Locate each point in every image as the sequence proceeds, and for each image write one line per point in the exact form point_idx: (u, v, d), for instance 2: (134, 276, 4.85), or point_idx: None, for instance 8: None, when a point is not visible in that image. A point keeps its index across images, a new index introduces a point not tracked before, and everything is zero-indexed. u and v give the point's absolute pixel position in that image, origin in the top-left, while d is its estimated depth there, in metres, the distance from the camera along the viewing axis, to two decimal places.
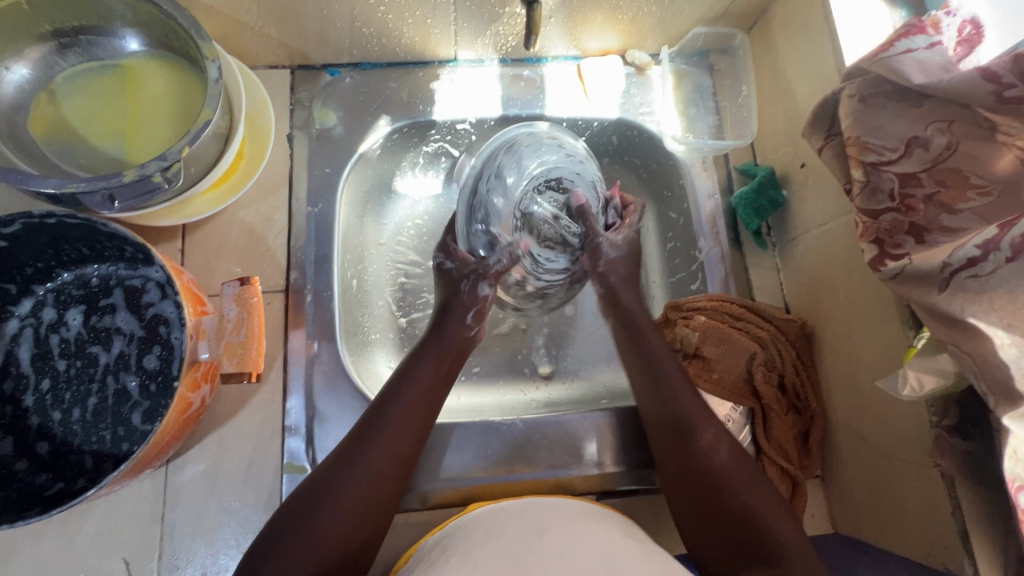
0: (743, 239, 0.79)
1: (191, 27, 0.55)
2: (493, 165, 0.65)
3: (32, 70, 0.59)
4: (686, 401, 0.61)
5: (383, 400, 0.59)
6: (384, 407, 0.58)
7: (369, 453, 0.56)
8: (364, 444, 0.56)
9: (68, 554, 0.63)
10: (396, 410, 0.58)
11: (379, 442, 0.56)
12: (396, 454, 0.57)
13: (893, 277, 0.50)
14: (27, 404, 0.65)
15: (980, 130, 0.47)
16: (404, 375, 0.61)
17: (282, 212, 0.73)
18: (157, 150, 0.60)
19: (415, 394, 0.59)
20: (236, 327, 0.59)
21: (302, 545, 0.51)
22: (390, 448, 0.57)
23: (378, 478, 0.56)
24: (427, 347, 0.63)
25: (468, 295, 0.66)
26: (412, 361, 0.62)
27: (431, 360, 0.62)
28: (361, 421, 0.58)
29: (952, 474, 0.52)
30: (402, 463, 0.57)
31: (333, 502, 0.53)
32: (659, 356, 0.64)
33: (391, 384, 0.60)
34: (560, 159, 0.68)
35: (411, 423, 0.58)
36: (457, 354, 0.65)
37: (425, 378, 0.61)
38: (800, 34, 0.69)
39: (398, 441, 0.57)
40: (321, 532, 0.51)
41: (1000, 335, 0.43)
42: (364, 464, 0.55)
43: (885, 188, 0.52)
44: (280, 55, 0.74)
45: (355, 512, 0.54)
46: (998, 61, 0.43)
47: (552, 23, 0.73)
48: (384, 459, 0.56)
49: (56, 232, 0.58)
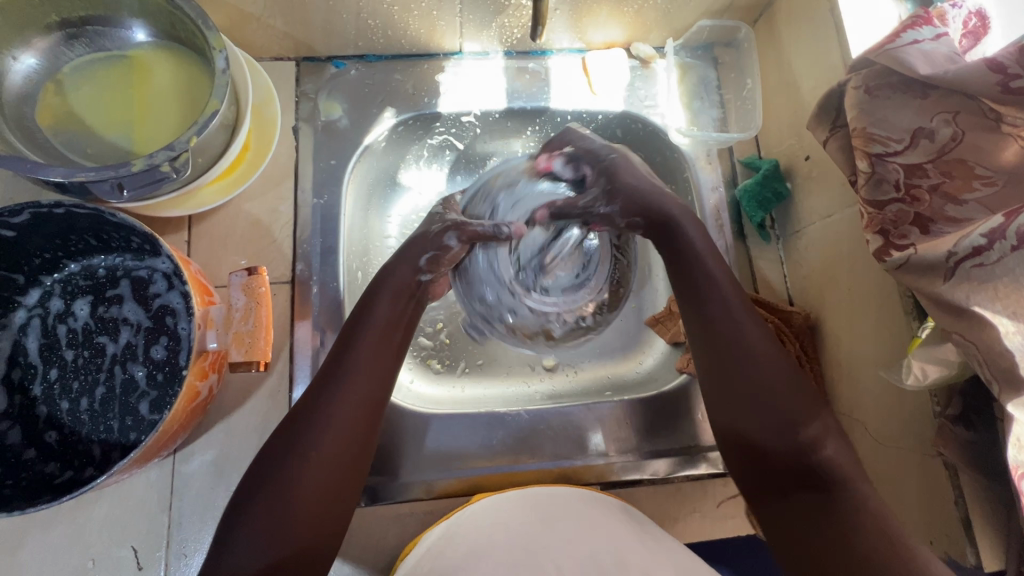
0: (747, 232, 0.79)
1: (198, 17, 0.55)
2: (474, 293, 0.70)
3: (39, 60, 0.59)
4: (767, 365, 0.53)
5: (340, 347, 0.56)
6: (343, 354, 0.55)
7: (334, 401, 0.52)
8: (329, 392, 0.52)
9: (77, 542, 0.63)
10: (356, 355, 0.55)
11: (343, 387, 0.53)
12: (362, 401, 0.53)
13: (897, 267, 0.51)
14: (34, 394, 0.66)
15: (986, 121, 0.47)
16: (359, 317, 0.58)
17: (288, 204, 0.73)
18: (164, 139, 0.60)
19: (373, 339, 0.57)
20: (244, 317, 0.59)
21: (279, 503, 0.47)
22: (358, 388, 0.53)
23: (349, 430, 0.51)
24: (380, 289, 0.61)
25: (433, 236, 0.65)
26: (364, 305, 0.59)
27: (386, 300, 0.60)
28: (319, 372, 0.55)
29: (955, 463, 0.52)
30: (377, 405, 0.54)
31: (304, 454, 0.49)
32: (722, 281, 0.58)
33: (346, 331, 0.58)
34: (499, 206, 0.69)
35: (374, 368, 0.55)
36: (410, 297, 0.63)
37: (381, 319, 0.59)
38: (805, 27, 0.69)
39: (362, 386, 0.54)
40: (298, 489, 0.48)
41: (1005, 323, 0.43)
42: (330, 414, 0.51)
43: (891, 179, 0.52)
44: (285, 46, 0.74)
45: (330, 466, 0.49)
46: (1005, 52, 0.44)
47: (558, 15, 0.73)
48: (352, 408, 0.52)
49: (63, 222, 0.59)
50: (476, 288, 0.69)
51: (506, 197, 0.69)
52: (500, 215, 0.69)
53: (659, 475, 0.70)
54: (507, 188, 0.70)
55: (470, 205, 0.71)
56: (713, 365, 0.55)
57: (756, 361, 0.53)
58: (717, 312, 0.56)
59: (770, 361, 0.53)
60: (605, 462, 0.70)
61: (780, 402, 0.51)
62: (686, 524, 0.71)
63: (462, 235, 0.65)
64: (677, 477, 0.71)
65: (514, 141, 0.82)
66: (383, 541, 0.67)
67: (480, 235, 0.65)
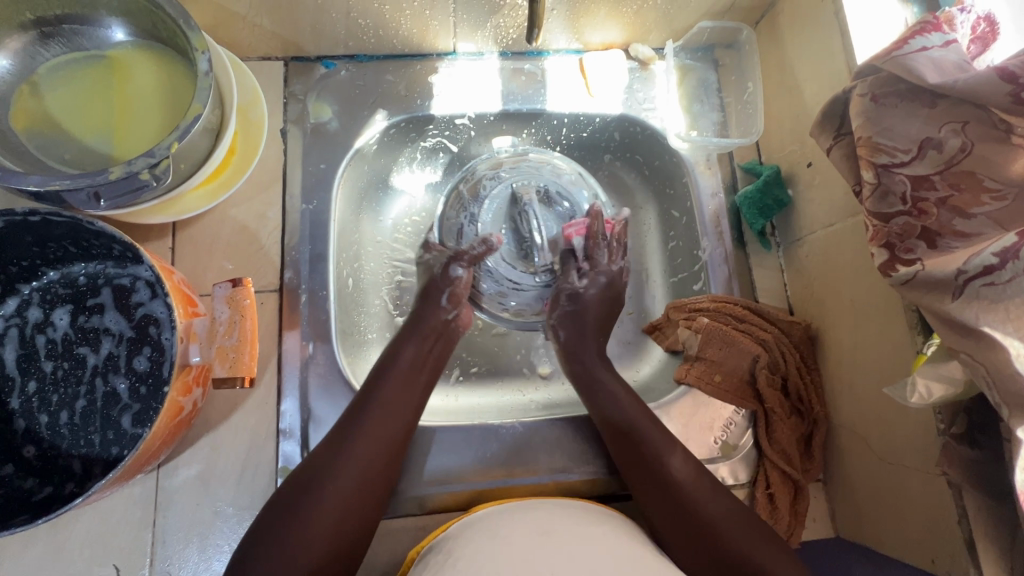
0: (747, 239, 0.77)
1: (179, 17, 0.53)
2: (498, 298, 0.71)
3: (14, 61, 0.57)
4: (629, 406, 0.63)
5: (368, 387, 0.59)
6: (369, 394, 0.59)
7: (357, 439, 0.56)
8: (350, 432, 0.56)
9: (57, 560, 0.62)
10: (381, 396, 0.59)
11: (364, 427, 0.57)
12: (382, 440, 0.57)
13: (903, 282, 0.50)
14: (12, 406, 0.64)
15: (995, 131, 0.45)
16: (389, 359, 0.62)
17: (276, 209, 0.71)
18: (145, 144, 0.57)
19: (397, 382, 0.60)
20: (228, 330, 0.57)
21: (296, 533, 0.50)
22: (383, 428, 0.57)
23: (368, 466, 0.55)
24: (409, 333, 0.64)
25: (441, 277, 0.66)
26: (393, 347, 0.63)
27: (415, 341, 0.63)
28: (347, 410, 0.58)
29: (959, 482, 0.51)
30: (399, 446, 0.58)
31: (323, 488, 0.53)
32: (615, 389, 0.64)
33: (374, 373, 0.61)
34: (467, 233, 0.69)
35: (393, 410, 0.58)
36: (438, 337, 0.65)
37: (408, 360, 0.62)
38: (809, 30, 0.67)
39: (383, 426, 0.57)
40: (313, 520, 0.51)
41: (1016, 345, 0.42)
42: (350, 451, 0.55)
43: (897, 191, 0.51)
44: (273, 46, 0.72)
45: (346, 499, 0.53)
46: (1017, 61, 0.42)
47: (554, 15, 0.71)
48: (372, 445, 0.56)
49: (41, 230, 0.56)
50: (513, 300, 0.70)
51: (464, 222, 0.70)
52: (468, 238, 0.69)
53: None
54: (465, 215, 0.70)
55: (442, 237, 0.71)
56: (595, 406, 0.65)
57: (622, 405, 0.63)
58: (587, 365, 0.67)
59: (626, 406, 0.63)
60: (601, 475, 0.69)
61: (645, 435, 0.60)
62: None
63: (466, 263, 0.66)
64: None
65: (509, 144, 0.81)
66: (374, 557, 0.65)
67: (477, 258, 0.66)
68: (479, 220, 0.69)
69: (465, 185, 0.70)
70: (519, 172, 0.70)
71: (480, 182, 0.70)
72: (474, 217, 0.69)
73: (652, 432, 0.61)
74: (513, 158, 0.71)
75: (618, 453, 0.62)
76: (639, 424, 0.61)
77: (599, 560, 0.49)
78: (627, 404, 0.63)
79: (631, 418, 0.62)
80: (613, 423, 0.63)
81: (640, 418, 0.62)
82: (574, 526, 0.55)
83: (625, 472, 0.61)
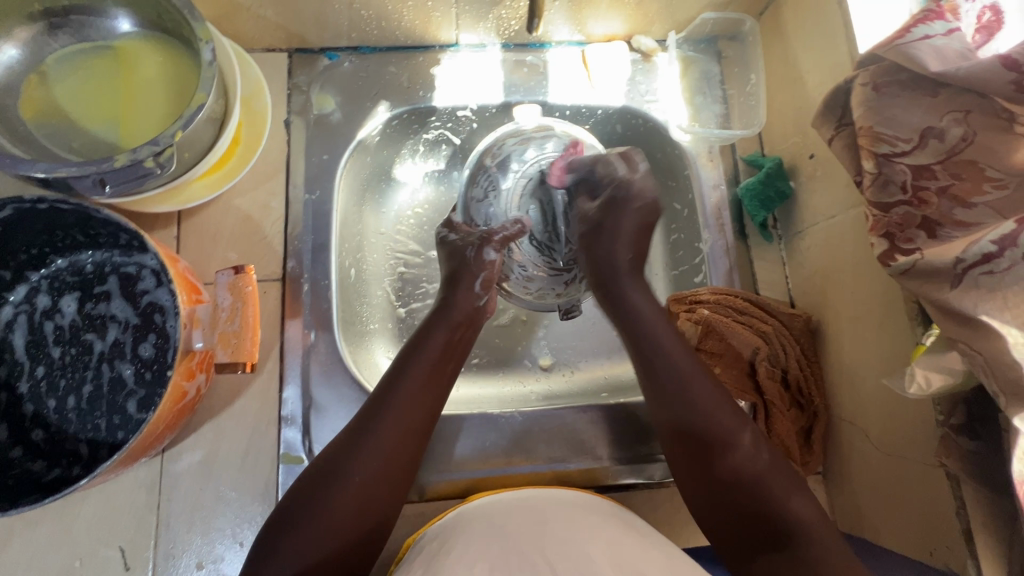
0: (749, 231, 0.77)
1: (184, 8, 0.54)
2: (522, 280, 0.72)
3: (22, 51, 0.58)
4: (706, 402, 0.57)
5: (392, 377, 0.58)
6: (395, 381, 0.57)
7: (381, 431, 0.55)
8: (376, 422, 0.55)
9: (64, 542, 0.63)
10: (406, 384, 0.57)
11: (389, 418, 0.55)
12: (407, 431, 0.56)
13: (903, 272, 0.49)
14: (21, 391, 0.65)
15: (997, 120, 0.44)
16: (413, 348, 0.60)
17: (279, 199, 0.72)
18: (151, 133, 0.58)
19: (423, 371, 0.58)
20: (230, 316, 0.58)
21: (316, 520, 0.50)
22: (404, 421, 0.56)
23: (394, 456, 0.55)
24: (436, 321, 0.62)
25: (474, 261, 0.65)
26: (422, 334, 0.61)
27: (440, 333, 0.61)
28: (371, 398, 0.57)
29: (957, 473, 0.50)
30: (416, 440, 0.57)
31: (346, 478, 0.52)
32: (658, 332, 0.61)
33: (401, 361, 0.59)
34: (499, 205, 0.71)
35: (420, 399, 0.57)
36: (467, 326, 0.64)
37: (433, 350, 0.60)
38: (811, 21, 0.67)
39: (409, 415, 0.56)
40: (335, 508, 0.51)
41: (1013, 333, 0.42)
42: (374, 441, 0.54)
43: (897, 180, 0.50)
44: (277, 37, 0.72)
45: (370, 489, 0.53)
46: (1019, 48, 0.41)
47: (556, 6, 0.71)
48: (396, 436, 0.55)
49: (48, 218, 0.57)
50: (536, 283, 0.72)
51: (490, 201, 0.70)
52: (496, 219, 0.70)
53: (655, 479, 0.69)
54: (490, 193, 0.70)
55: (468, 218, 0.70)
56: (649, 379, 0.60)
57: (697, 399, 0.57)
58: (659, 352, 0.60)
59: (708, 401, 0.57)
60: (601, 465, 0.69)
61: (720, 432, 0.55)
62: (682, 528, 0.69)
63: (496, 245, 0.65)
64: (673, 481, 0.70)
65: None
66: None
67: (508, 238, 0.66)
68: (507, 196, 0.71)
69: (490, 160, 0.69)
70: (547, 150, 0.70)
71: (507, 157, 0.70)
72: (501, 195, 0.70)
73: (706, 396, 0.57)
74: (538, 131, 0.70)
75: (676, 445, 0.58)
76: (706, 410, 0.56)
77: (594, 545, 0.49)
78: (706, 399, 0.57)
79: (711, 416, 0.56)
80: (682, 422, 0.57)
81: (716, 415, 0.56)
82: (571, 513, 0.55)
83: (681, 469, 0.58)
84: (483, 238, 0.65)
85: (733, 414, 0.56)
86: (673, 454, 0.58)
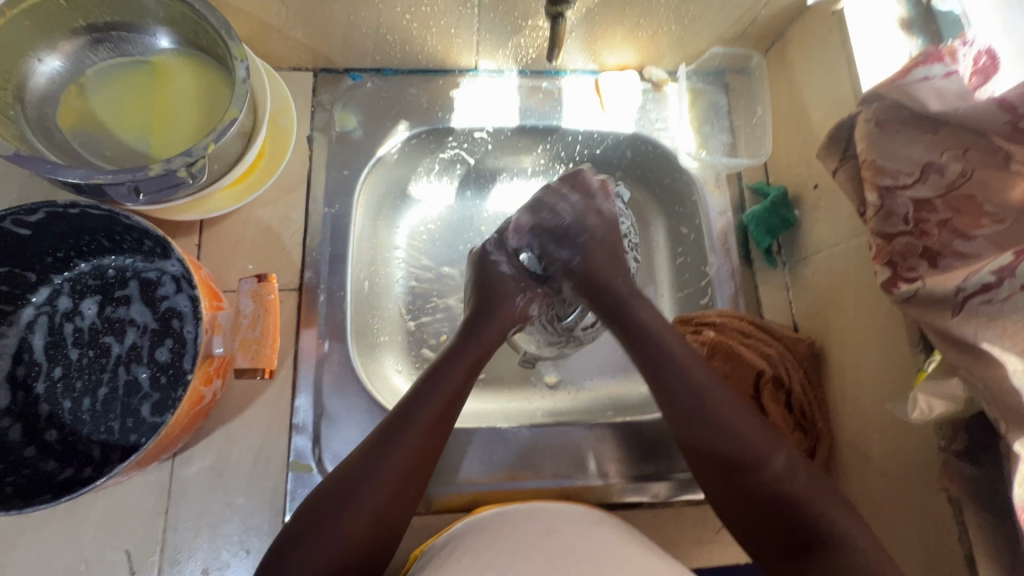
0: (754, 257, 0.79)
1: (221, 27, 0.56)
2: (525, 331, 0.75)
3: (64, 63, 0.60)
4: (733, 420, 0.58)
5: (405, 406, 0.58)
6: (406, 413, 0.57)
7: (390, 462, 0.55)
8: (380, 454, 0.55)
9: (71, 544, 0.63)
10: (418, 418, 0.57)
11: (396, 451, 0.55)
12: (416, 460, 0.56)
13: (905, 299, 0.51)
14: (38, 391, 0.66)
15: (994, 159, 0.47)
16: (431, 379, 0.60)
17: (299, 211, 0.74)
18: (181, 145, 0.60)
19: (434, 410, 0.58)
20: (251, 323, 0.59)
21: (327, 537, 0.51)
22: (413, 453, 0.56)
23: (402, 482, 0.55)
24: (454, 356, 0.62)
25: (517, 310, 0.68)
26: (438, 367, 0.61)
27: (460, 367, 0.62)
28: (383, 424, 0.57)
29: (960, 498, 0.52)
30: (422, 470, 0.57)
31: (355, 504, 0.53)
32: (685, 355, 0.61)
33: (413, 392, 0.59)
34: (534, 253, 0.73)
35: (429, 433, 0.57)
36: (481, 360, 0.64)
37: (449, 386, 0.60)
38: (816, 60, 0.70)
39: (417, 447, 0.56)
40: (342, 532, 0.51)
41: (1013, 361, 0.43)
42: (384, 469, 0.54)
43: (900, 212, 0.52)
44: (304, 57, 0.75)
45: (372, 517, 0.53)
46: (1014, 92, 0.44)
47: (574, 38, 0.74)
48: (402, 467, 0.55)
49: (76, 222, 0.59)
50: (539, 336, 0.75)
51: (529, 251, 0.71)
52: (551, 252, 0.71)
53: (659, 497, 0.70)
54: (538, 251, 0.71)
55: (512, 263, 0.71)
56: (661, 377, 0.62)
57: (729, 421, 0.58)
58: (689, 378, 0.60)
59: (732, 419, 0.58)
60: (605, 482, 0.70)
61: (745, 450, 0.56)
62: (684, 548, 0.70)
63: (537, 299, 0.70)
64: (677, 501, 0.70)
65: (524, 158, 0.84)
66: None
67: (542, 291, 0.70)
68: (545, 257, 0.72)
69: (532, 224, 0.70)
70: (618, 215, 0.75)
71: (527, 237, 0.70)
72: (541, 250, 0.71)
73: (730, 405, 0.59)
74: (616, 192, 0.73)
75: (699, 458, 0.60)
76: (732, 415, 0.58)
77: (603, 560, 0.50)
78: (725, 415, 0.58)
79: (738, 436, 0.57)
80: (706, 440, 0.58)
81: (742, 428, 0.57)
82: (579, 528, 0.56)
83: (706, 476, 0.59)
84: (535, 291, 0.70)
85: (757, 428, 0.57)
86: (700, 467, 0.60)
